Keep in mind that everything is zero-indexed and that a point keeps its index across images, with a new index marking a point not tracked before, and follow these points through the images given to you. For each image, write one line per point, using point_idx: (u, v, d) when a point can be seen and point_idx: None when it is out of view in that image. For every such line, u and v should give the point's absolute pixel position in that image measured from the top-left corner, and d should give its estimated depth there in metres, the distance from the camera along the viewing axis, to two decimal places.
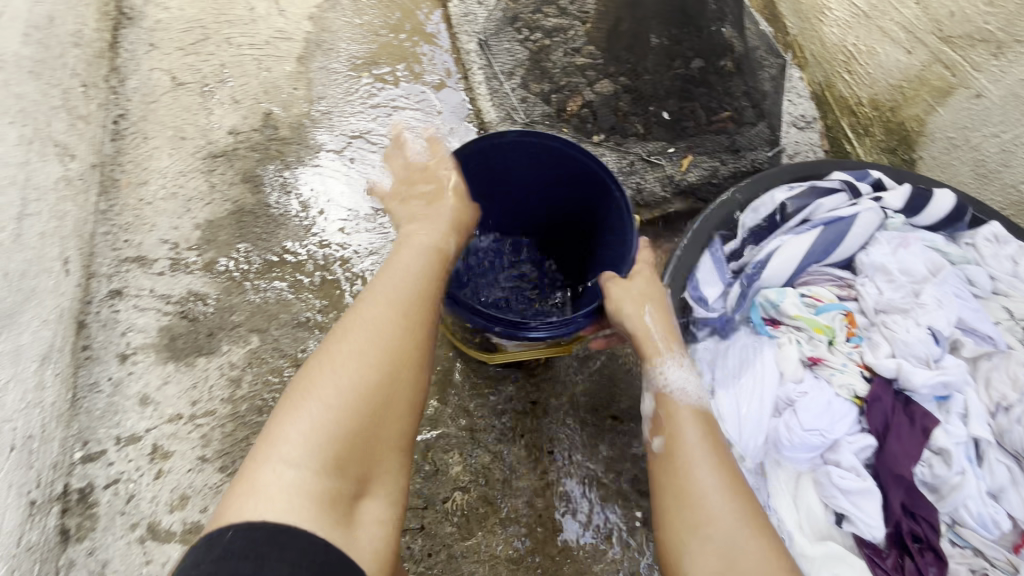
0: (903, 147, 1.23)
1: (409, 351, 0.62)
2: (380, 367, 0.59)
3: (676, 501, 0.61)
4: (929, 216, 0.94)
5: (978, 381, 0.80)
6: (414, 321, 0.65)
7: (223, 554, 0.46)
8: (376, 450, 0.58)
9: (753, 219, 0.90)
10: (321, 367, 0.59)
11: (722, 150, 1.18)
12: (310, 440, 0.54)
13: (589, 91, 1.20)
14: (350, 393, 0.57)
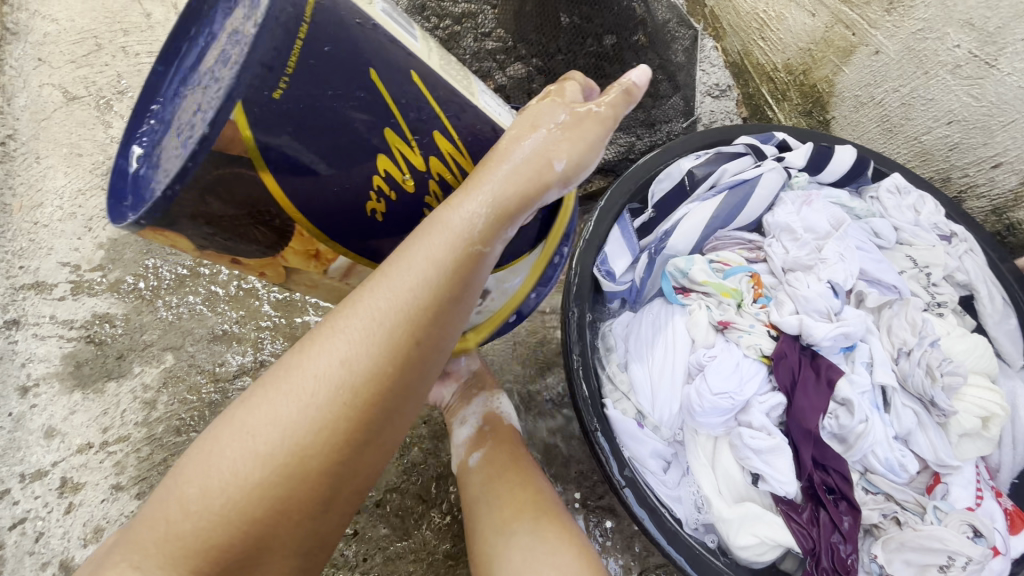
0: (818, 109, 1.25)
1: (348, 428, 0.47)
2: (310, 455, 0.47)
3: (493, 502, 0.78)
4: (834, 172, 0.95)
5: (880, 331, 0.82)
6: (372, 383, 0.47)
7: None
8: (273, 539, 0.49)
9: (662, 189, 0.89)
10: (233, 434, 0.48)
11: (638, 124, 1.16)
12: (194, 525, 0.47)
13: (501, 76, 1.20)
14: (259, 488, 0.47)
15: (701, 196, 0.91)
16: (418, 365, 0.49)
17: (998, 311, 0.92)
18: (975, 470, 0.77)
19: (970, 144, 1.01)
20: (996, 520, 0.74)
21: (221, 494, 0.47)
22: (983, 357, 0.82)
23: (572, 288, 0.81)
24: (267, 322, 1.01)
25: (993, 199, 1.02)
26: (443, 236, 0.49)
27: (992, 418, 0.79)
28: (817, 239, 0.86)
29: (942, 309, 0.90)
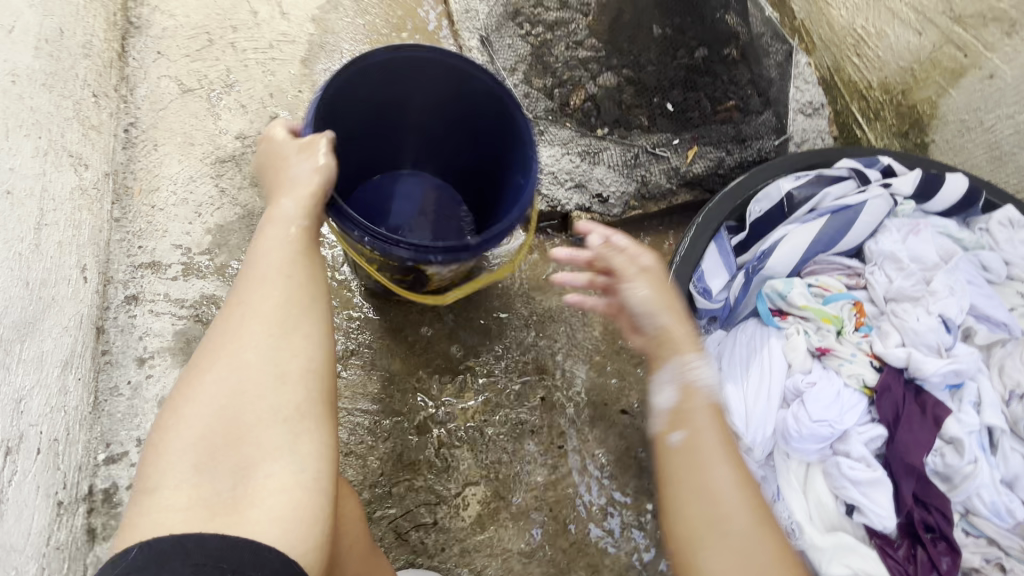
0: (916, 131, 1.21)
1: (221, 347, 0.58)
2: (254, 353, 0.58)
3: (691, 497, 0.65)
4: (943, 200, 0.93)
5: (991, 369, 0.79)
6: (257, 308, 0.60)
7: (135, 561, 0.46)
8: (252, 429, 0.55)
9: (762, 207, 0.89)
10: (203, 363, 0.58)
11: (727, 140, 1.16)
12: (197, 436, 0.54)
13: (592, 85, 1.19)
14: (217, 397, 0.56)
15: (801, 217, 0.90)
16: (265, 296, 0.61)
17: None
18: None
19: None
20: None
21: (216, 412, 0.55)
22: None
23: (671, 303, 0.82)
24: (356, 313, 1.05)
25: None
26: (285, 225, 0.68)
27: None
28: (924, 270, 0.84)
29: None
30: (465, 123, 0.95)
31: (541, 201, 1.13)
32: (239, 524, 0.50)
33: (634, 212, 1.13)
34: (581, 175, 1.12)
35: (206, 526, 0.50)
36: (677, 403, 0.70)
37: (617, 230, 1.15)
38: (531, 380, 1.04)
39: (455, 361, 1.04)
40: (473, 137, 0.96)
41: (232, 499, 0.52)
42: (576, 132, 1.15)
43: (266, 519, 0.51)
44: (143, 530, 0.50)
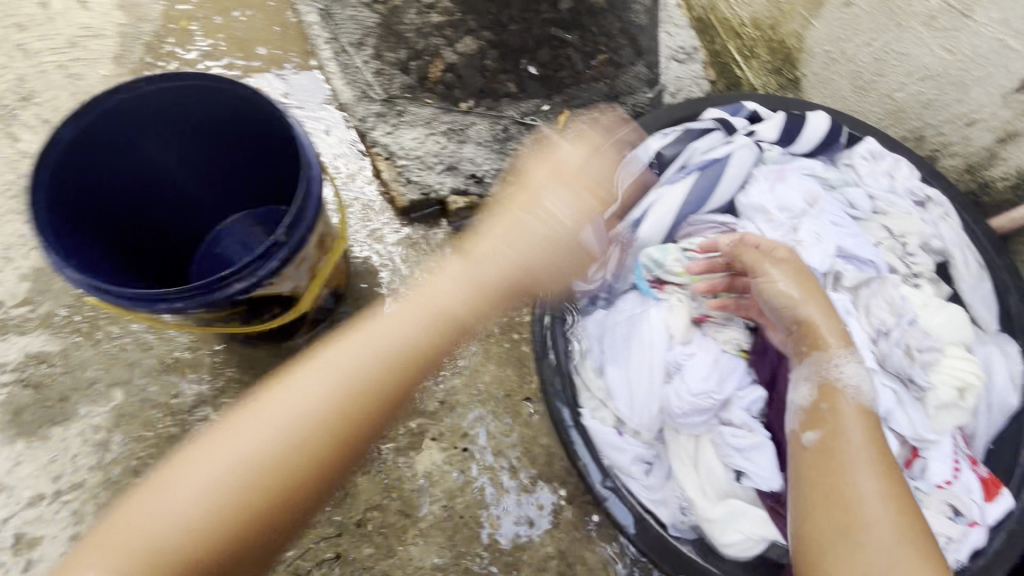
0: (788, 67, 1.18)
1: (279, 428, 0.62)
2: (265, 438, 0.61)
3: (818, 501, 0.57)
4: (810, 139, 0.90)
5: (858, 310, 0.80)
6: (298, 409, 0.63)
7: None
8: (245, 513, 0.58)
9: (629, 173, 0.86)
10: (227, 431, 0.62)
11: (600, 99, 1.10)
12: (198, 504, 0.57)
13: (450, 52, 1.07)
14: (215, 487, 0.58)
15: (671, 177, 0.86)
16: (386, 376, 0.68)
17: (977, 274, 0.88)
18: (952, 440, 0.77)
19: (945, 102, 0.94)
20: (971, 492, 0.74)
21: (244, 470, 0.59)
22: (960, 328, 0.81)
23: (546, 293, 0.77)
24: (221, 345, 0.96)
25: (968, 158, 0.94)
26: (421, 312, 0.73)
27: (968, 389, 0.77)
28: (791, 218, 0.83)
29: (918, 280, 0.87)
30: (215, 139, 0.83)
31: (413, 190, 1.03)
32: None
33: None
34: (450, 156, 1.04)
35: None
36: (815, 401, 0.63)
37: None
38: (428, 386, 0.98)
39: None
40: (243, 147, 0.84)
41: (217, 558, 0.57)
42: (439, 109, 1.05)
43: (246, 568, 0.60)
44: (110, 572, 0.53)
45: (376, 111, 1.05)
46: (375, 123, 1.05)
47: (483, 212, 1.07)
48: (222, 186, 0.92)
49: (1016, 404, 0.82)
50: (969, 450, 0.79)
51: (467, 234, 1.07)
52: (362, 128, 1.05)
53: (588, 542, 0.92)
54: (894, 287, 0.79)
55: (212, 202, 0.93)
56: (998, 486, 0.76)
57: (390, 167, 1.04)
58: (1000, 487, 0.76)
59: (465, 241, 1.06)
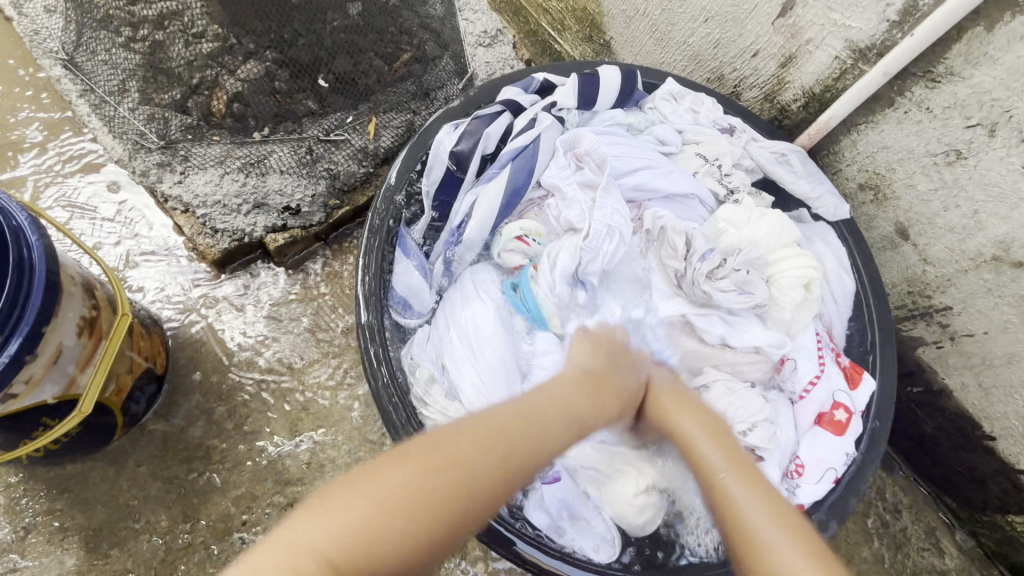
0: (596, 32, 1.17)
1: (503, 458, 0.49)
2: (471, 476, 0.47)
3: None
4: (607, 97, 0.90)
5: (655, 264, 0.83)
6: (559, 407, 0.56)
7: (413, 473, 0.47)
8: (417, 509, 0.45)
9: (434, 177, 0.83)
10: (520, 410, 0.54)
11: (409, 99, 1.03)
12: (402, 486, 0.46)
13: (232, 81, 0.93)
14: (348, 540, 0.42)
15: (488, 176, 0.85)
16: (546, 426, 0.54)
17: (804, 171, 0.87)
18: (815, 337, 0.81)
19: (729, 39, 0.95)
20: (835, 384, 0.79)
21: (348, 547, 0.42)
22: (782, 229, 0.82)
23: (375, 339, 0.75)
24: (16, 477, 0.79)
25: (762, 87, 0.96)
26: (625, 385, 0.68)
27: (812, 282, 0.81)
28: (589, 193, 0.84)
29: (736, 196, 0.89)
30: None
31: (223, 239, 0.91)
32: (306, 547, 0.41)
33: (338, 212, 0.97)
34: (254, 192, 0.93)
35: (392, 526, 0.44)
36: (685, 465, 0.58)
37: (334, 237, 0.99)
38: (288, 449, 0.87)
39: (182, 471, 0.84)
40: None
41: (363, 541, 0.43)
42: (231, 144, 0.94)
43: (320, 547, 0.41)
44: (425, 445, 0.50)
45: (157, 161, 0.93)
46: (159, 174, 0.92)
47: (313, 244, 0.97)
48: None
49: (852, 284, 0.85)
50: (832, 346, 0.84)
51: (304, 271, 0.97)
52: (147, 183, 0.92)
53: (490, 564, 0.85)
54: (694, 232, 0.81)
55: None
56: (859, 372, 0.80)
57: (189, 220, 0.92)
58: (861, 373, 0.80)
59: (301, 280, 0.97)
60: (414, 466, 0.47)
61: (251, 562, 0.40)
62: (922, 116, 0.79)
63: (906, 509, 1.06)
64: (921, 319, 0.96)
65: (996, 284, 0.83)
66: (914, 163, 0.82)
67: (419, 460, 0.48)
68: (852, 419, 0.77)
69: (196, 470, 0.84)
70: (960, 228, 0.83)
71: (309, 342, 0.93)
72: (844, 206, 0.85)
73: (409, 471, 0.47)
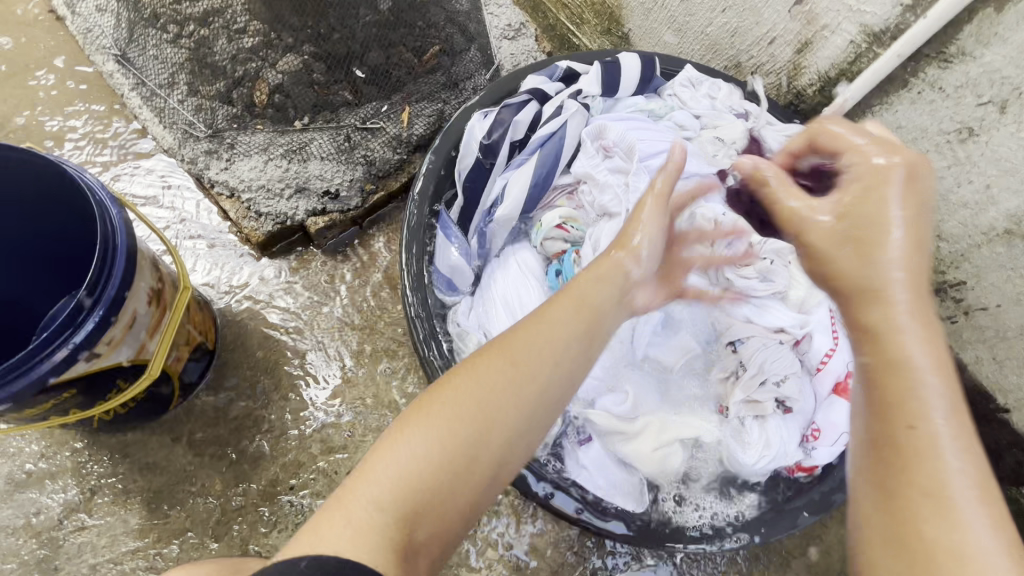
0: (614, 24, 1.20)
1: (511, 363, 0.55)
2: (493, 403, 0.53)
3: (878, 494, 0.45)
4: (628, 82, 0.94)
5: None
6: (570, 324, 0.59)
7: (442, 411, 0.52)
8: (453, 446, 0.51)
9: (469, 161, 0.87)
10: (524, 329, 0.58)
11: (439, 89, 1.08)
12: (435, 430, 0.51)
13: (273, 74, 0.99)
14: (398, 486, 0.49)
15: (517, 162, 0.90)
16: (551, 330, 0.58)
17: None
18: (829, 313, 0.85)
19: (746, 27, 0.99)
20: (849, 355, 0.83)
21: (409, 482, 0.49)
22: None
23: (423, 321, 0.79)
24: (81, 442, 0.84)
25: (779, 73, 1.00)
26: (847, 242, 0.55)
27: None
28: (622, 178, 0.88)
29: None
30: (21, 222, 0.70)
31: (267, 222, 0.97)
32: (363, 492, 0.48)
33: (374, 196, 1.02)
34: (295, 177, 0.98)
35: (438, 463, 0.50)
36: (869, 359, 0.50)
37: (369, 221, 1.04)
38: (330, 419, 0.92)
39: (234, 438, 0.89)
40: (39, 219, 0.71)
41: (411, 482, 0.49)
42: (273, 132, 1.00)
43: (376, 493, 0.48)
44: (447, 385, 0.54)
45: (205, 148, 0.98)
46: (206, 161, 0.98)
47: (350, 227, 1.02)
48: (40, 274, 0.74)
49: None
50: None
51: (341, 253, 1.02)
52: (195, 170, 0.98)
53: (524, 525, 0.89)
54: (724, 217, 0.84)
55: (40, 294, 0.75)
56: None
57: (235, 205, 0.97)
58: None
59: (338, 262, 1.02)
60: (441, 406, 0.52)
61: (320, 523, 0.47)
62: (935, 96, 0.82)
63: None
64: (935, 295, 1.00)
65: (1008, 258, 0.86)
66: (927, 141, 0.86)
67: (442, 398, 0.53)
68: None
69: (245, 436, 0.89)
70: (973, 203, 0.87)
71: (348, 320, 0.98)
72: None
73: (437, 411, 0.52)
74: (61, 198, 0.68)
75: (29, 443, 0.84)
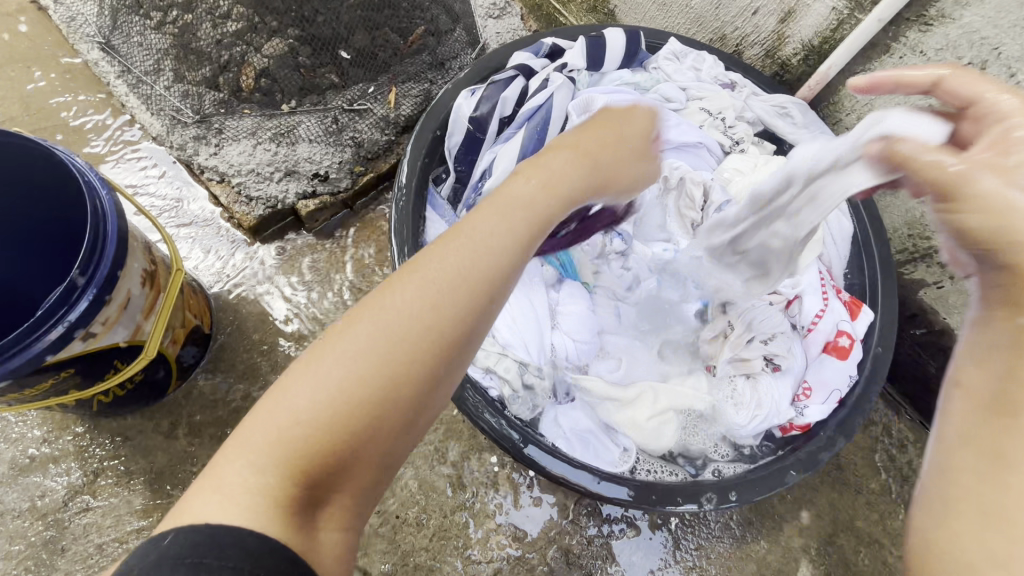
0: (600, 2, 1.19)
1: (421, 311, 0.44)
2: (406, 340, 0.43)
3: (965, 466, 0.40)
4: (612, 57, 0.94)
5: (672, 213, 0.90)
6: (502, 244, 0.49)
7: (341, 356, 0.42)
8: (350, 397, 0.41)
9: (455, 144, 0.89)
10: (447, 250, 0.47)
11: (426, 70, 1.08)
12: (331, 381, 0.41)
13: (259, 58, 0.95)
14: (283, 446, 0.40)
15: (505, 136, 0.90)
16: (464, 266, 0.46)
17: (804, 121, 0.92)
18: (818, 274, 0.85)
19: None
20: (838, 315, 0.83)
21: (292, 447, 0.40)
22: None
23: None
24: (82, 427, 0.86)
25: (763, 44, 1.01)
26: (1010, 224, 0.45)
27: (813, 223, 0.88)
28: None
29: (741, 147, 0.94)
30: (16, 207, 0.71)
31: (258, 206, 0.97)
32: (248, 456, 0.40)
33: (364, 178, 1.03)
34: (285, 161, 0.99)
35: (330, 415, 0.40)
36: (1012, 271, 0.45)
37: (360, 204, 1.06)
38: None
39: (233, 420, 0.90)
40: (32, 203, 0.72)
41: (298, 444, 0.40)
42: (260, 116, 0.99)
43: (257, 462, 0.39)
44: (349, 326, 0.43)
45: (193, 135, 0.99)
46: (195, 147, 0.99)
47: (342, 210, 1.03)
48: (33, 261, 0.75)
49: (852, 227, 0.90)
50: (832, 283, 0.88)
51: (335, 237, 1.03)
52: (185, 156, 0.99)
53: (521, 496, 0.91)
54: (710, 183, 0.88)
55: (32, 282, 0.75)
56: (858, 304, 0.84)
57: (226, 189, 0.99)
58: (860, 306, 0.84)
59: (332, 245, 1.03)
60: (338, 347, 0.42)
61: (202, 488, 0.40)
62: (918, 61, 0.83)
63: (912, 445, 1.08)
64: (922, 261, 1.01)
65: None
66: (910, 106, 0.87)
67: (340, 339, 0.43)
68: (854, 345, 0.81)
69: (244, 418, 0.90)
70: None
71: (343, 302, 0.99)
72: None
73: (336, 354, 0.42)
74: (50, 180, 0.69)
75: (32, 428, 0.85)
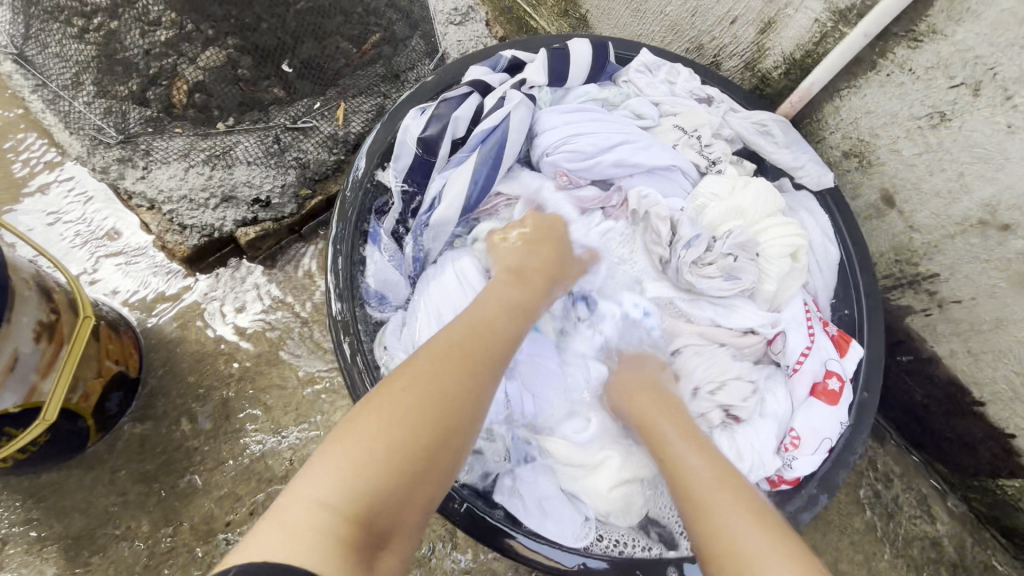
0: (571, 6, 1.10)
1: (457, 371, 0.51)
2: (453, 393, 0.50)
3: None
4: (578, 71, 0.87)
5: (640, 251, 0.80)
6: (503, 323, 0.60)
7: (402, 403, 0.47)
8: (413, 439, 0.46)
9: (398, 169, 0.80)
10: (462, 330, 0.56)
11: (378, 82, 0.99)
12: (394, 423, 0.45)
13: (193, 71, 0.91)
14: (350, 488, 0.41)
15: (457, 159, 0.82)
16: (481, 339, 0.56)
17: (785, 141, 0.86)
18: (803, 306, 0.80)
19: (707, 6, 0.91)
20: (826, 353, 0.78)
21: (360, 486, 0.42)
22: (768, 197, 0.81)
23: (357, 342, 0.74)
24: None
25: (742, 55, 0.93)
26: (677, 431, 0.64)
27: (799, 250, 0.80)
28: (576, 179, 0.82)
29: (719, 167, 0.86)
30: None
31: (192, 235, 0.88)
32: (306, 501, 0.40)
33: (311, 202, 0.94)
34: (221, 185, 0.90)
35: (396, 458, 0.44)
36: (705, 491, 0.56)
37: (309, 228, 0.96)
38: (269, 446, 0.85)
39: (162, 474, 0.82)
40: None
41: (365, 482, 0.42)
42: (194, 136, 0.91)
43: (324, 499, 0.40)
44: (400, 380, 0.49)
45: (118, 156, 0.89)
46: (120, 170, 0.89)
47: (286, 236, 0.94)
48: None
49: (837, 252, 0.84)
50: (818, 313, 0.83)
51: (279, 265, 0.94)
52: (109, 181, 0.89)
53: (481, 551, 0.84)
54: (679, 217, 0.79)
55: None
56: (848, 339, 0.79)
57: (156, 218, 0.89)
58: (849, 341, 0.79)
59: (275, 275, 0.94)
60: (394, 397, 0.48)
61: (252, 543, 0.38)
62: (905, 78, 0.76)
63: (897, 479, 1.01)
64: (909, 287, 0.93)
65: (983, 250, 0.80)
66: (897, 127, 0.80)
67: (396, 390, 0.48)
68: (844, 387, 0.76)
69: (174, 470, 0.82)
70: (945, 192, 0.81)
71: (287, 339, 0.91)
72: (826, 175, 0.84)
73: (394, 403, 0.47)
74: None
75: None
